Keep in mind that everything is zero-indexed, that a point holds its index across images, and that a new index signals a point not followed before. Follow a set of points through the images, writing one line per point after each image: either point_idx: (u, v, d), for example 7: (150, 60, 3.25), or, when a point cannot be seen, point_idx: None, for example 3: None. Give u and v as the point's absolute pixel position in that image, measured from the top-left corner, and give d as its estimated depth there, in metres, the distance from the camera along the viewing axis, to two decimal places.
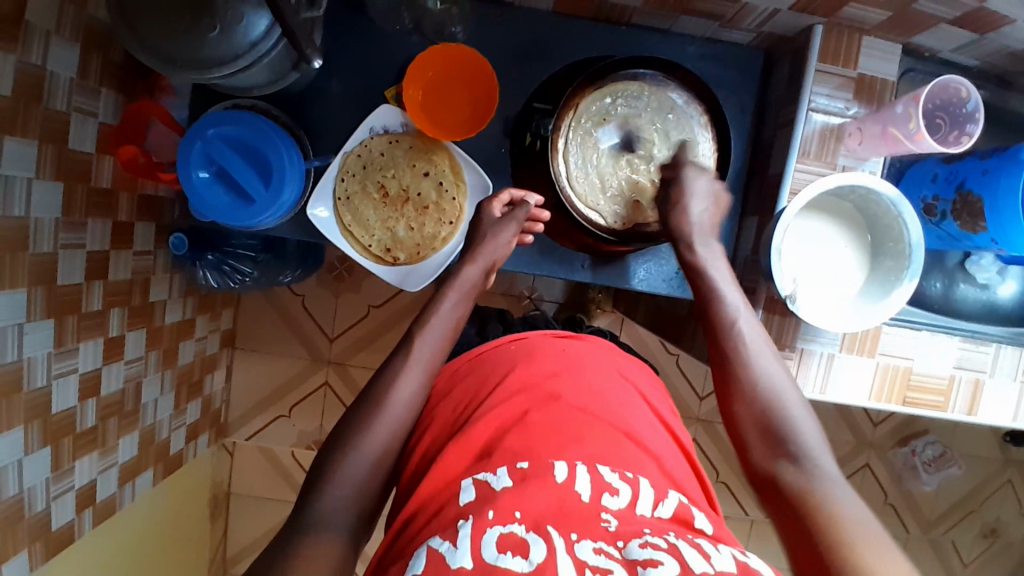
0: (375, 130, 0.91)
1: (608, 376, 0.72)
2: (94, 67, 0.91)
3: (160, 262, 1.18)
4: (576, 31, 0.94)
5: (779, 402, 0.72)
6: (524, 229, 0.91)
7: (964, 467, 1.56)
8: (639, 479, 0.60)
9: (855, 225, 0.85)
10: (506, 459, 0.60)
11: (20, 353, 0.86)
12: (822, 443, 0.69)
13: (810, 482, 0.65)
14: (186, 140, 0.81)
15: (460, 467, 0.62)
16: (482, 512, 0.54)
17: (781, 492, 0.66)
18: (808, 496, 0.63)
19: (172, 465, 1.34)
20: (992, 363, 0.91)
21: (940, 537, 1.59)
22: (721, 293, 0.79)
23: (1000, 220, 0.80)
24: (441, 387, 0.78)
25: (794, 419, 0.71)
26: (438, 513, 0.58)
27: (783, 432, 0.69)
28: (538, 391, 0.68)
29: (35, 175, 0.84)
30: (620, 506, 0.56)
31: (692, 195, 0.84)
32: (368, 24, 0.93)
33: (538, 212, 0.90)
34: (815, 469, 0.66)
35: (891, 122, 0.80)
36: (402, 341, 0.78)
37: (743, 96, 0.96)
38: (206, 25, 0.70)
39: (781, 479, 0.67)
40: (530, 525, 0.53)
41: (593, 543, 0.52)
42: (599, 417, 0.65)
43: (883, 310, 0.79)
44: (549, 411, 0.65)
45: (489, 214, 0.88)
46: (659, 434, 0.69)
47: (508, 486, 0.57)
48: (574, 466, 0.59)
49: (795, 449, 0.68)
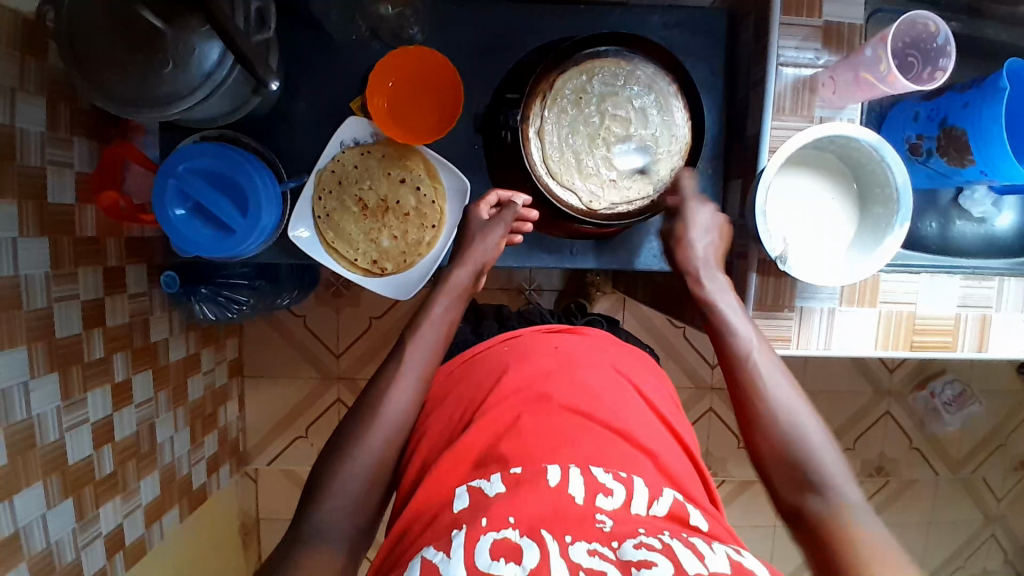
0: (346, 143, 0.91)
1: (602, 372, 0.72)
2: (64, 117, 0.91)
3: (157, 302, 1.18)
4: (534, 16, 0.93)
5: (801, 437, 0.71)
6: (512, 231, 0.90)
7: (986, 403, 1.54)
8: (633, 478, 0.60)
9: (840, 175, 0.84)
10: (499, 465, 0.60)
11: (29, 411, 0.87)
12: (847, 473, 0.69)
13: (835, 514, 0.65)
14: (159, 179, 0.81)
15: (453, 476, 0.62)
16: (476, 520, 0.54)
17: (807, 525, 0.67)
18: (840, 538, 0.63)
19: (197, 499, 1.35)
20: (997, 297, 0.89)
21: (970, 476, 1.58)
22: (734, 328, 0.79)
23: (986, 151, 0.79)
24: (437, 391, 0.78)
25: (823, 450, 0.70)
26: (434, 521, 0.59)
27: (804, 464, 0.69)
28: (530, 393, 0.67)
29: (18, 233, 0.84)
30: (614, 507, 0.57)
31: (693, 228, 0.86)
32: (325, 38, 0.92)
33: (526, 212, 0.89)
34: (839, 498, 0.66)
35: (861, 67, 0.78)
36: (395, 348, 0.78)
37: (713, 59, 0.95)
38: (159, 60, 0.70)
39: (808, 511, 0.67)
40: (524, 530, 0.53)
41: (588, 545, 0.52)
42: (593, 417, 0.65)
43: (878, 259, 0.78)
44: (540, 414, 0.65)
45: (477, 217, 0.88)
46: (655, 429, 0.69)
47: (501, 492, 0.57)
48: (568, 468, 0.59)
49: (819, 482, 0.68)
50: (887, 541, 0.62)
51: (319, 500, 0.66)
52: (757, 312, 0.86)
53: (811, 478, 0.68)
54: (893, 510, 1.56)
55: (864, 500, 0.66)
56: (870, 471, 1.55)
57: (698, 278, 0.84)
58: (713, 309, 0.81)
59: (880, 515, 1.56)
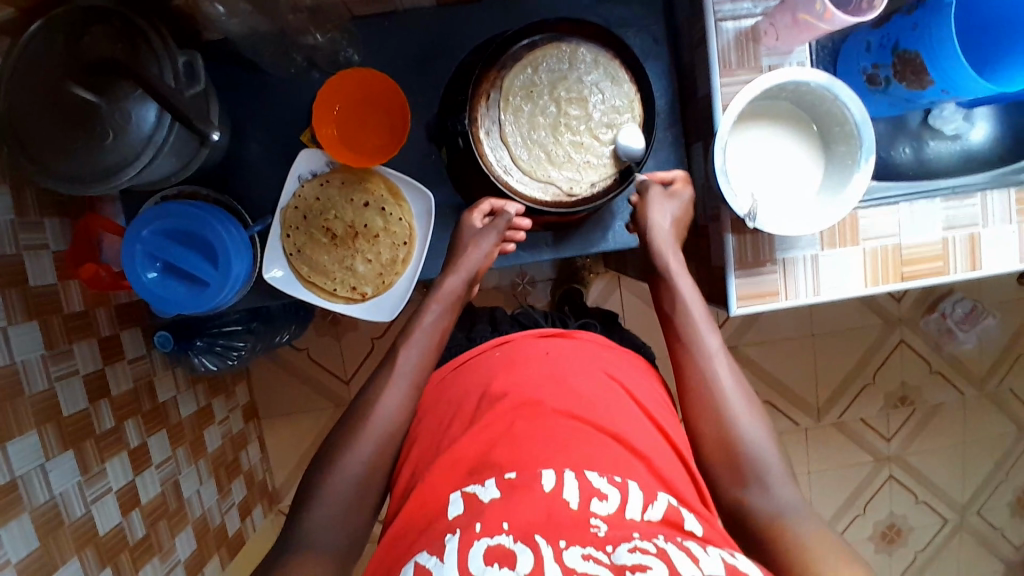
0: (304, 177, 0.90)
1: (592, 376, 0.72)
2: (30, 201, 0.92)
3: (158, 361, 1.19)
4: (466, 16, 0.92)
5: (747, 438, 0.70)
6: (506, 238, 0.89)
7: (999, 315, 1.52)
8: (628, 482, 0.61)
9: (799, 120, 0.82)
10: (494, 470, 0.61)
11: (51, 491, 0.89)
12: (786, 474, 0.68)
13: (774, 508, 0.65)
14: (125, 245, 0.81)
15: (448, 484, 0.64)
16: (471, 525, 0.56)
17: (746, 516, 0.66)
18: (778, 524, 0.63)
19: (235, 545, 1.37)
20: (982, 213, 0.87)
21: (996, 390, 1.56)
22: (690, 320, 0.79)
23: (943, 70, 0.76)
24: (429, 398, 0.78)
25: (769, 453, 0.69)
26: (428, 528, 0.60)
27: (748, 462, 0.69)
28: (520, 398, 0.68)
29: (7, 322, 0.85)
30: (609, 512, 0.57)
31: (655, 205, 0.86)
32: (265, 77, 0.92)
33: (517, 220, 0.88)
34: (777, 495, 0.66)
35: (797, 9, 0.75)
36: (387, 355, 0.78)
37: (653, 24, 0.93)
38: (99, 133, 0.70)
39: (749, 505, 0.67)
40: (517, 535, 0.53)
41: (582, 550, 0.52)
42: (587, 421, 0.66)
43: (849, 199, 0.76)
44: (534, 419, 0.66)
45: (469, 224, 0.87)
46: (647, 430, 0.69)
47: (495, 498, 0.58)
48: (562, 474, 0.60)
49: (762, 476, 0.68)
50: (820, 535, 0.62)
51: (330, 532, 0.66)
52: (739, 271, 0.86)
53: (755, 475, 0.68)
54: (924, 437, 1.55)
55: (802, 501, 0.66)
56: (895, 404, 1.53)
57: (661, 253, 0.84)
58: (674, 296, 0.81)
59: (912, 444, 1.55)
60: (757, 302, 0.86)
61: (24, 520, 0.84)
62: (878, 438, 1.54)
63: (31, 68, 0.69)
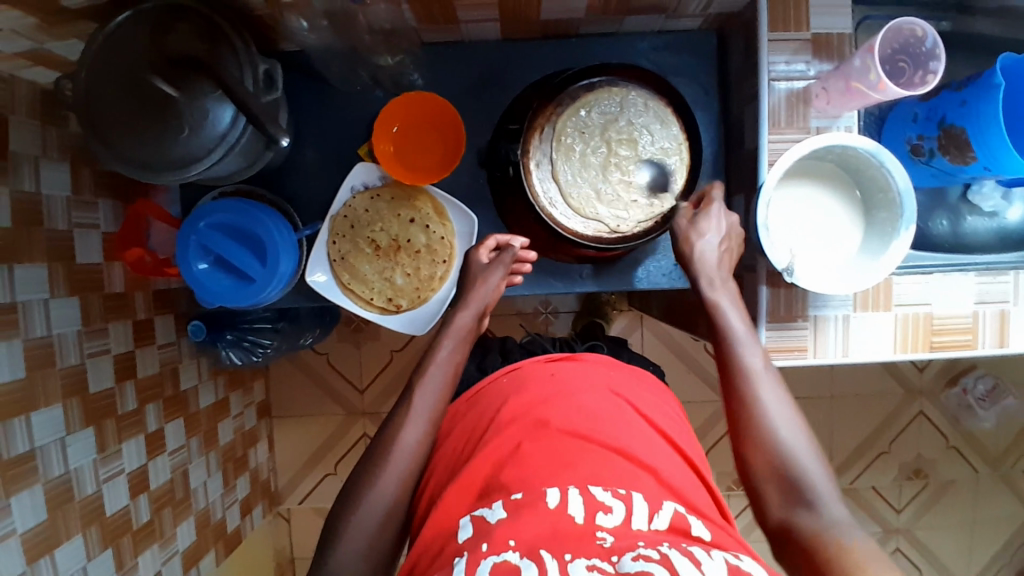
0: (357, 188, 0.94)
1: (599, 394, 0.73)
2: (87, 182, 0.96)
3: (185, 349, 1.21)
4: (528, 52, 0.96)
5: (794, 457, 0.71)
6: (513, 270, 0.92)
7: (1020, 396, 1.50)
8: (633, 494, 0.61)
9: (844, 183, 0.84)
10: (501, 492, 0.62)
11: (66, 465, 0.91)
12: (833, 488, 0.69)
13: (821, 525, 0.66)
14: (181, 236, 0.84)
15: (461, 505, 0.65)
16: (478, 546, 0.57)
17: (794, 535, 0.67)
18: (826, 546, 0.63)
19: (232, 542, 1.37)
20: (1014, 291, 0.88)
21: (1011, 472, 1.54)
22: (730, 325, 0.79)
23: (988, 148, 0.79)
24: (446, 428, 0.80)
25: (818, 477, 0.70)
26: (440, 553, 0.61)
27: (796, 481, 0.69)
28: (528, 419, 0.70)
29: (50, 294, 0.88)
30: (615, 524, 0.58)
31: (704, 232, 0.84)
32: (331, 90, 0.96)
33: (524, 253, 0.91)
34: (828, 514, 0.66)
35: (852, 76, 0.79)
36: (403, 393, 0.79)
37: (705, 78, 0.97)
38: (175, 126, 0.74)
39: (797, 523, 0.67)
40: (524, 551, 0.54)
41: (587, 561, 0.53)
42: (592, 437, 0.67)
43: (886, 264, 0.78)
44: (541, 438, 0.67)
45: (477, 260, 0.90)
46: (659, 446, 0.70)
47: (502, 518, 0.59)
48: (567, 490, 0.60)
49: (810, 496, 0.68)
50: (876, 553, 0.61)
51: (346, 536, 0.67)
52: (770, 324, 0.87)
53: (804, 495, 0.69)
54: (934, 512, 1.53)
55: (850, 517, 0.66)
56: (908, 475, 1.51)
57: (711, 281, 0.82)
58: (718, 313, 0.80)
59: (922, 518, 1.52)
60: (785, 356, 0.87)
61: (36, 491, 0.86)
62: (887, 507, 1.52)
63: (119, 58, 0.73)
